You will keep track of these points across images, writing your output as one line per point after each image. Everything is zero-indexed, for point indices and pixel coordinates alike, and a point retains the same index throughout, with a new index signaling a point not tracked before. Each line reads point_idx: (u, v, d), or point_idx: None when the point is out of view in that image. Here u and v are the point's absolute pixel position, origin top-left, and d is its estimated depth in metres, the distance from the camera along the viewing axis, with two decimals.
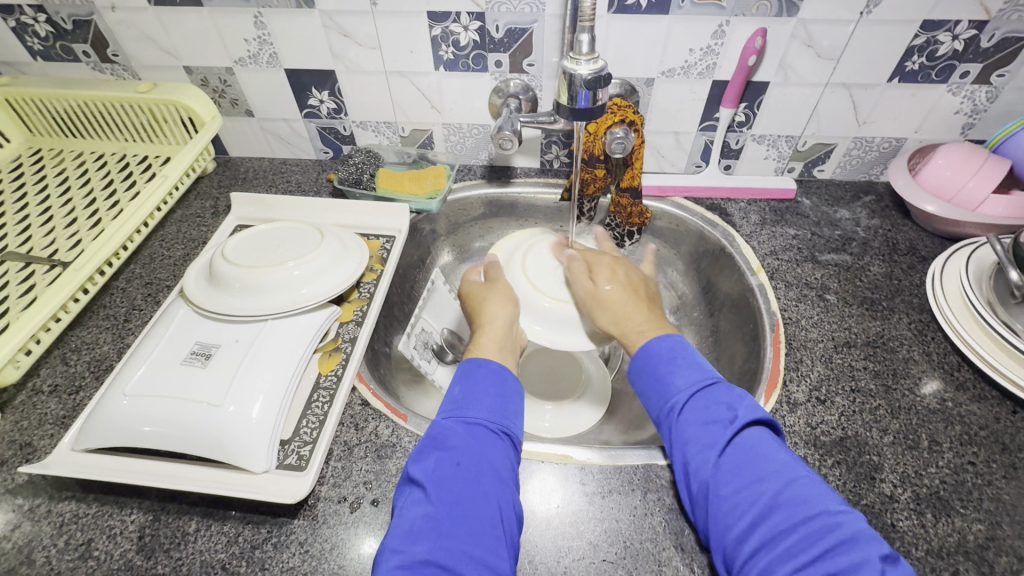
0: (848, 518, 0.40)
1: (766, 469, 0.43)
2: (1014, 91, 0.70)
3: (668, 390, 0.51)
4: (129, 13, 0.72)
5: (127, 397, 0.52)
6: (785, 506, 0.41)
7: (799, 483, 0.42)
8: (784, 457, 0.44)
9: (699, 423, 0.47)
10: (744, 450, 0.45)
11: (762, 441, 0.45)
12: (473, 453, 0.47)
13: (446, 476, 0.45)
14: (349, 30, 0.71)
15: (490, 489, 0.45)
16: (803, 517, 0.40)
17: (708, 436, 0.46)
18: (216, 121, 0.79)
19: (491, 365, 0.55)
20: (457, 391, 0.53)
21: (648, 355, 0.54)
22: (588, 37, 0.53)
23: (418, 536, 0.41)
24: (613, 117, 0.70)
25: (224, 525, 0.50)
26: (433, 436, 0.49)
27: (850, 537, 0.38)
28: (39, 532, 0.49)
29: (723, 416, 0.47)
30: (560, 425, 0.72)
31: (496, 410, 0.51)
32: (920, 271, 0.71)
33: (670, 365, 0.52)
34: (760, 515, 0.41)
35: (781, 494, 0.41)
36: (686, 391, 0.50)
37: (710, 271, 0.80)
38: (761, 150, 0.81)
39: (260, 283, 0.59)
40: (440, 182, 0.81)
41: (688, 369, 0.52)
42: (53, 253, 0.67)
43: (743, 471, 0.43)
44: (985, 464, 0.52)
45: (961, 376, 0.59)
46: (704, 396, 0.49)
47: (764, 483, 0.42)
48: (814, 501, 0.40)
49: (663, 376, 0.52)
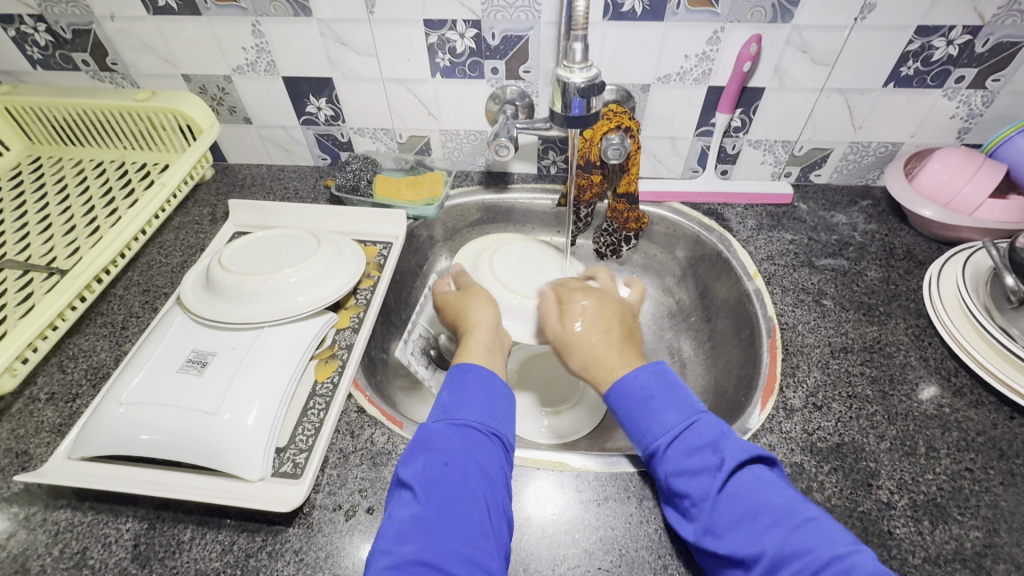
0: (857, 557, 0.39)
1: (765, 516, 0.42)
2: (1010, 96, 0.70)
3: (648, 435, 0.50)
4: (128, 22, 0.73)
5: (123, 405, 0.52)
6: (791, 557, 0.40)
7: (802, 530, 0.41)
8: (783, 498, 0.43)
9: (686, 474, 0.46)
10: (740, 498, 0.44)
11: (755, 486, 0.44)
12: (461, 454, 0.47)
13: (435, 477, 0.45)
14: (346, 39, 0.72)
15: (479, 489, 0.45)
16: (812, 567, 0.39)
17: (699, 487, 0.45)
18: (215, 128, 0.80)
19: (480, 370, 0.54)
20: (446, 393, 0.53)
21: (624, 398, 0.52)
22: (581, 46, 0.53)
23: (407, 537, 0.42)
24: (608, 123, 0.70)
25: (219, 533, 0.49)
26: (421, 437, 0.48)
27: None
28: (34, 540, 0.49)
29: (711, 465, 0.46)
30: (556, 432, 0.73)
31: (485, 411, 0.51)
32: (917, 276, 0.71)
33: (646, 409, 0.51)
34: (767, 571, 0.40)
35: (785, 544, 0.41)
36: (666, 436, 0.48)
37: (707, 276, 0.80)
38: (758, 155, 0.81)
39: (256, 290, 0.60)
40: (437, 189, 0.82)
41: (666, 411, 0.50)
42: (51, 261, 0.67)
43: (744, 523, 0.43)
44: (983, 470, 0.52)
45: (959, 381, 0.59)
46: (689, 442, 0.48)
47: (766, 535, 0.42)
48: (818, 551, 0.40)
49: (642, 423, 0.50)
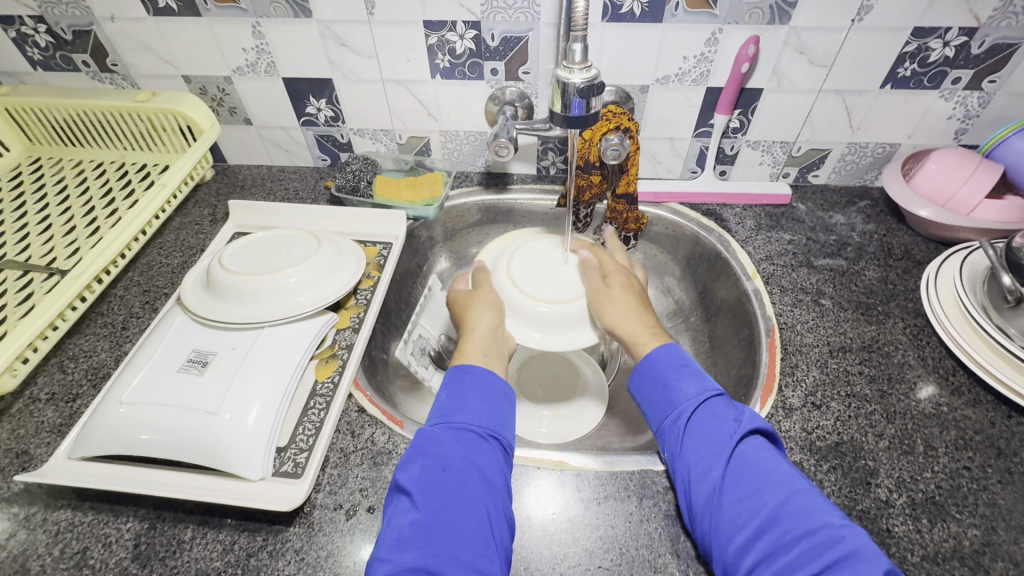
0: (850, 531, 0.40)
1: (768, 480, 0.44)
2: (1006, 97, 0.70)
3: (673, 400, 0.52)
4: (128, 23, 0.73)
5: (123, 405, 0.52)
6: (786, 519, 0.41)
7: (801, 494, 0.42)
8: (784, 468, 0.45)
9: (704, 435, 0.48)
10: (747, 460, 0.46)
11: (764, 454, 0.46)
12: (460, 458, 0.47)
13: (434, 482, 0.45)
14: (347, 40, 0.72)
15: (478, 494, 0.45)
16: (805, 530, 0.40)
17: (714, 445, 0.47)
18: (215, 129, 0.80)
19: (477, 370, 0.55)
20: (444, 395, 0.53)
21: (654, 365, 0.55)
22: (580, 46, 0.54)
23: (406, 544, 0.42)
24: (608, 124, 0.71)
25: (220, 532, 0.49)
26: (420, 442, 0.49)
27: (850, 551, 0.39)
28: (34, 541, 0.49)
29: (728, 426, 0.48)
30: (557, 432, 0.72)
31: (483, 414, 0.51)
32: (915, 276, 0.71)
33: (677, 375, 0.53)
34: (762, 526, 0.42)
35: (783, 505, 0.42)
36: (693, 400, 0.51)
37: (706, 276, 0.80)
38: (756, 156, 0.82)
39: (256, 290, 0.60)
40: (437, 189, 0.82)
41: (694, 380, 0.52)
42: (51, 262, 0.67)
43: (746, 482, 0.44)
44: (981, 468, 0.52)
45: (956, 380, 0.59)
46: (711, 407, 0.50)
47: (767, 493, 0.43)
48: (815, 516, 0.41)
49: (668, 387, 0.53)
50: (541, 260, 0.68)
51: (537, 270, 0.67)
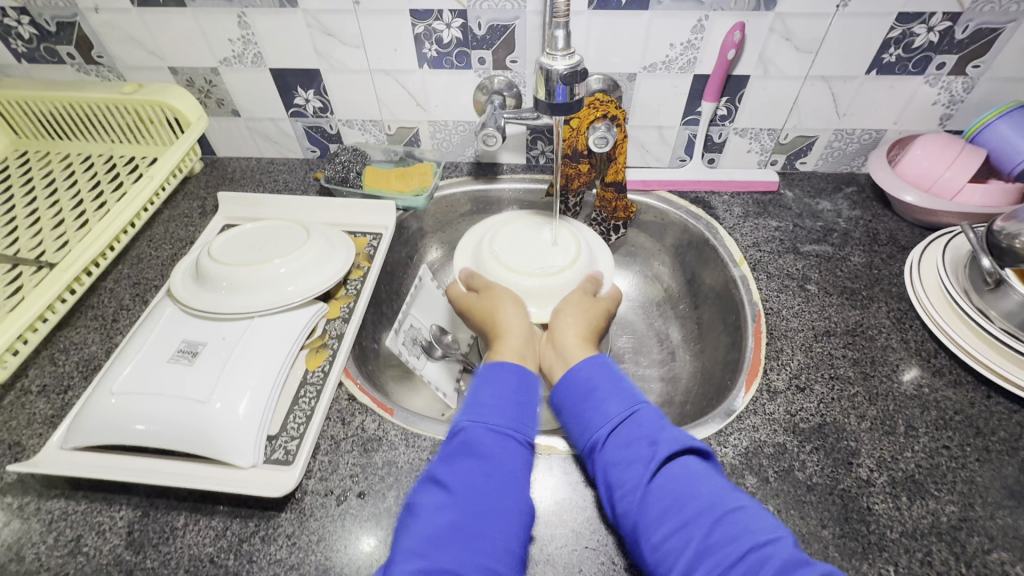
0: (775, 548, 0.39)
1: (692, 507, 0.42)
2: (990, 82, 0.71)
3: (590, 427, 0.49)
4: (113, 14, 0.73)
5: (114, 395, 0.52)
6: (717, 549, 0.40)
7: (724, 521, 0.41)
8: (710, 489, 0.43)
9: (621, 464, 0.46)
10: (666, 488, 0.44)
11: (683, 475, 0.44)
12: (503, 463, 0.46)
13: (477, 485, 0.45)
14: (333, 29, 0.72)
15: (509, 500, 0.45)
16: (737, 555, 0.39)
17: (631, 477, 0.45)
18: (202, 121, 0.79)
19: (516, 368, 0.53)
20: (484, 392, 0.51)
21: (570, 389, 0.52)
22: (563, 33, 0.54)
23: (437, 547, 0.41)
24: (595, 112, 0.71)
25: (212, 519, 0.50)
26: (463, 443, 0.48)
27: (779, 568, 0.37)
28: (28, 529, 0.50)
29: (642, 452, 0.46)
30: (549, 420, 0.73)
31: (519, 418, 0.50)
32: (899, 261, 0.72)
33: (591, 399, 0.50)
34: (691, 563, 0.40)
35: (711, 536, 0.41)
36: (606, 426, 0.48)
37: (694, 263, 0.81)
38: (744, 143, 0.82)
39: (246, 280, 0.60)
40: (426, 180, 0.82)
41: (610, 400, 0.50)
42: (40, 255, 0.67)
43: (671, 514, 0.42)
44: (960, 447, 0.53)
45: (938, 362, 0.60)
46: (627, 431, 0.47)
47: (692, 526, 0.41)
48: (743, 539, 0.40)
49: (584, 412, 0.50)
50: (519, 244, 0.70)
51: (520, 250, 0.69)
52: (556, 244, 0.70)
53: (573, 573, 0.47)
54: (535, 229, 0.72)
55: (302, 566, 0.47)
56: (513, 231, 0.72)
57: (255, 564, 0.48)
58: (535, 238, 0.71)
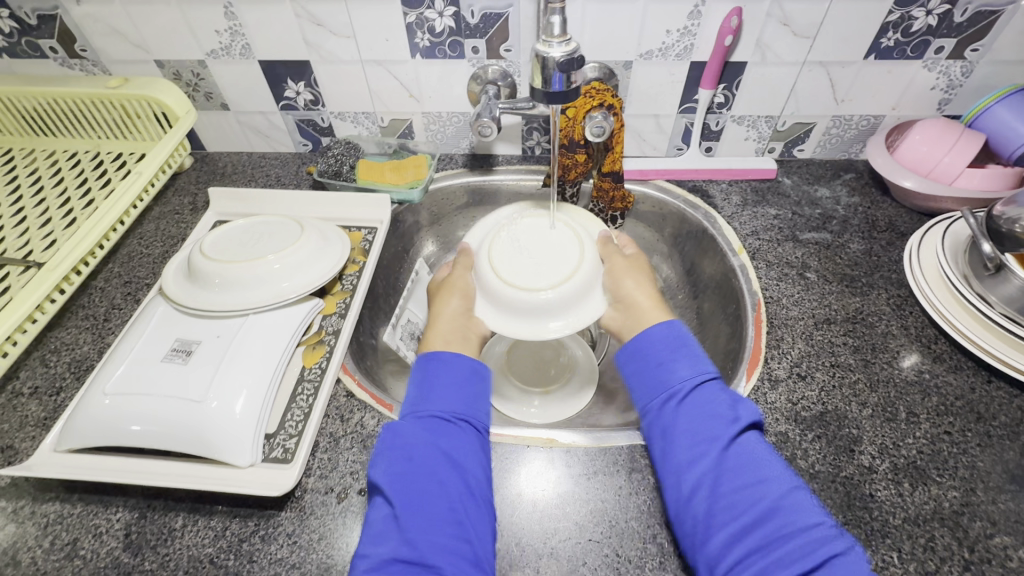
0: (838, 529, 0.41)
1: (768, 473, 0.44)
2: (989, 66, 0.70)
3: (671, 381, 0.50)
4: (95, 6, 0.71)
5: (108, 396, 0.52)
6: (784, 512, 0.41)
7: (798, 491, 0.43)
8: (778, 463, 0.45)
9: (701, 419, 0.47)
10: (743, 451, 0.45)
11: (759, 445, 0.46)
12: (426, 447, 0.47)
13: (402, 475, 0.45)
14: (323, 19, 0.70)
15: (449, 479, 0.45)
16: (803, 525, 0.41)
17: (710, 431, 0.46)
18: (191, 115, 0.78)
19: (447, 355, 0.54)
20: (413, 389, 0.52)
21: (650, 347, 0.53)
22: (558, 20, 0.53)
23: (381, 537, 0.42)
24: (591, 101, 0.70)
25: (211, 519, 0.50)
26: (388, 435, 0.48)
27: (839, 547, 0.39)
28: (23, 533, 0.49)
29: (725, 414, 0.47)
30: (549, 411, 0.72)
31: (450, 399, 0.51)
32: (898, 247, 0.72)
33: (672, 356, 0.52)
34: (757, 519, 0.41)
35: (781, 499, 0.42)
36: (691, 383, 0.49)
37: (693, 253, 0.80)
38: (741, 131, 0.82)
39: (240, 278, 0.59)
40: (421, 172, 0.80)
41: (691, 362, 0.51)
42: (28, 254, 0.65)
43: (745, 472, 0.44)
44: (961, 432, 0.53)
45: (938, 348, 0.60)
46: (708, 391, 0.49)
47: (765, 487, 0.43)
48: (809, 513, 0.42)
49: (664, 369, 0.51)
50: (513, 250, 0.65)
51: (517, 257, 0.64)
52: (553, 239, 0.66)
53: (576, 566, 0.46)
54: (524, 231, 0.67)
55: (304, 565, 0.47)
56: (504, 242, 0.66)
57: (256, 563, 0.47)
58: (526, 239, 0.66)
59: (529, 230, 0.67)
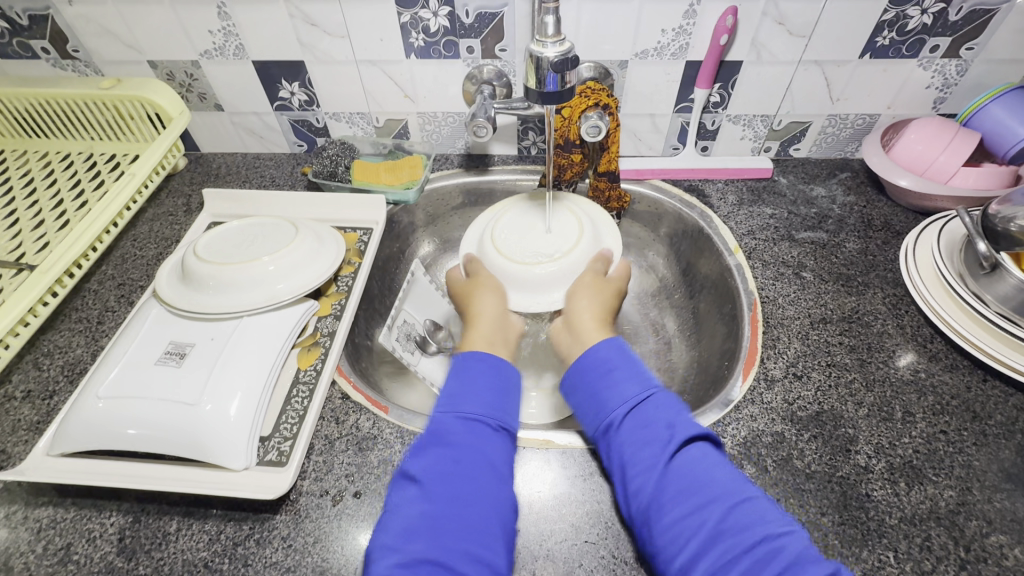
0: (790, 538, 0.40)
1: (707, 494, 0.42)
2: (983, 65, 0.70)
3: (606, 406, 0.49)
4: (87, 7, 0.70)
5: (101, 400, 0.51)
6: (729, 532, 0.40)
7: (740, 508, 0.41)
8: (725, 476, 0.44)
9: (637, 443, 0.46)
10: (683, 472, 0.44)
11: (701, 460, 0.45)
12: (473, 450, 0.46)
13: (444, 474, 0.45)
14: (317, 20, 0.70)
15: (487, 484, 0.45)
16: (746, 545, 0.39)
17: (648, 456, 0.45)
18: (185, 116, 0.77)
19: (489, 356, 0.54)
20: (452, 384, 0.52)
21: (589, 367, 0.52)
22: (552, 19, 0.53)
23: (414, 535, 0.41)
24: (587, 101, 0.70)
25: (206, 523, 0.49)
26: (433, 431, 0.48)
27: (788, 562, 0.38)
28: (16, 538, 0.49)
29: (661, 435, 0.46)
30: (546, 411, 0.72)
31: (492, 404, 0.50)
32: (894, 246, 0.72)
33: (607, 379, 0.51)
34: (705, 542, 0.40)
35: (724, 521, 0.41)
36: (623, 407, 0.48)
37: (689, 253, 0.80)
38: (737, 130, 0.81)
39: (234, 280, 0.58)
40: (416, 172, 0.80)
41: (626, 381, 0.50)
42: (20, 257, 0.65)
43: (687, 496, 0.43)
44: (957, 432, 0.53)
45: (934, 347, 0.60)
46: (642, 412, 0.48)
47: (708, 509, 0.42)
48: (756, 527, 0.40)
49: (600, 392, 0.50)
50: (514, 238, 0.68)
51: (519, 244, 0.67)
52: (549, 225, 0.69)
53: (573, 567, 0.46)
54: (517, 223, 0.70)
55: (299, 568, 0.47)
56: (504, 235, 0.69)
57: (250, 567, 0.47)
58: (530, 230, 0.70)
59: (523, 223, 0.70)
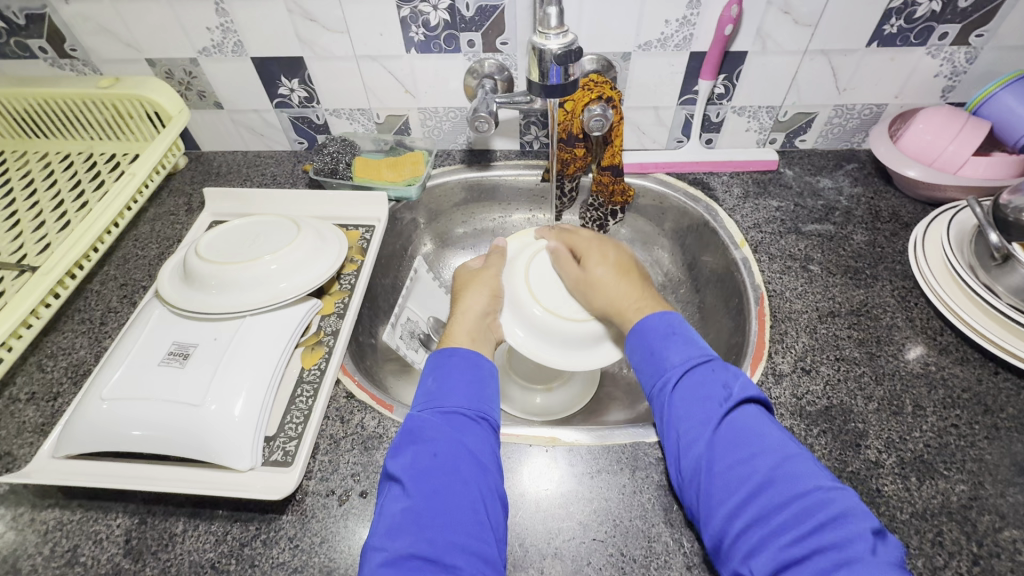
0: (840, 493, 0.40)
1: (760, 445, 0.43)
2: (993, 52, 0.69)
3: (663, 366, 0.51)
4: (84, 5, 0.70)
5: (105, 402, 0.51)
6: (779, 482, 0.41)
7: (794, 459, 0.42)
8: (777, 434, 0.44)
9: (694, 399, 0.47)
10: (738, 427, 0.45)
11: (755, 418, 0.45)
12: (450, 443, 0.46)
13: (424, 469, 0.44)
14: (316, 15, 0.69)
15: (468, 474, 0.45)
16: (797, 493, 0.40)
17: (703, 412, 0.46)
18: (184, 115, 0.77)
19: (462, 353, 0.54)
20: (430, 381, 0.52)
21: (644, 333, 0.54)
22: (555, 10, 0.52)
23: (399, 532, 0.41)
24: (590, 94, 0.69)
25: (212, 524, 0.49)
26: (409, 429, 0.48)
27: (837, 513, 0.38)
28: (23, 541, 0.49)
29: (718, 394, 0.47)
30: (551, 405, 0.74)
31: (472, 396, 0.50)
32: (902, 238, 0.71)
33: (666, 341, 0.52)
34: (753, 491, 0.41)
35: (776, 469, 0.42)
36: (681, 366, 0.50)
37: (694, 247, 0.80)
38: (742, 122, 0.80)
39: (236, 279, 0.58)
40: (418, 169, 0.79)
41: (682, 345, 0.52)
42: (21, 258, 0.65)
43: (739, 447, 0.43)
44: (969, 425, 0.52)
45: (944, 340, 0.60)
46: (699, 372, 0.49)
47: (758, 460, 0.42)
48: (805, 480, 0.41)
49: (658, 353, 0.52)
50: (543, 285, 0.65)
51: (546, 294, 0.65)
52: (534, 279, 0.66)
53: (581, 566, 0.46)
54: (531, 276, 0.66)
55: (306, 568, 0.47)
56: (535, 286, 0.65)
57: (258, 569, 0.47)
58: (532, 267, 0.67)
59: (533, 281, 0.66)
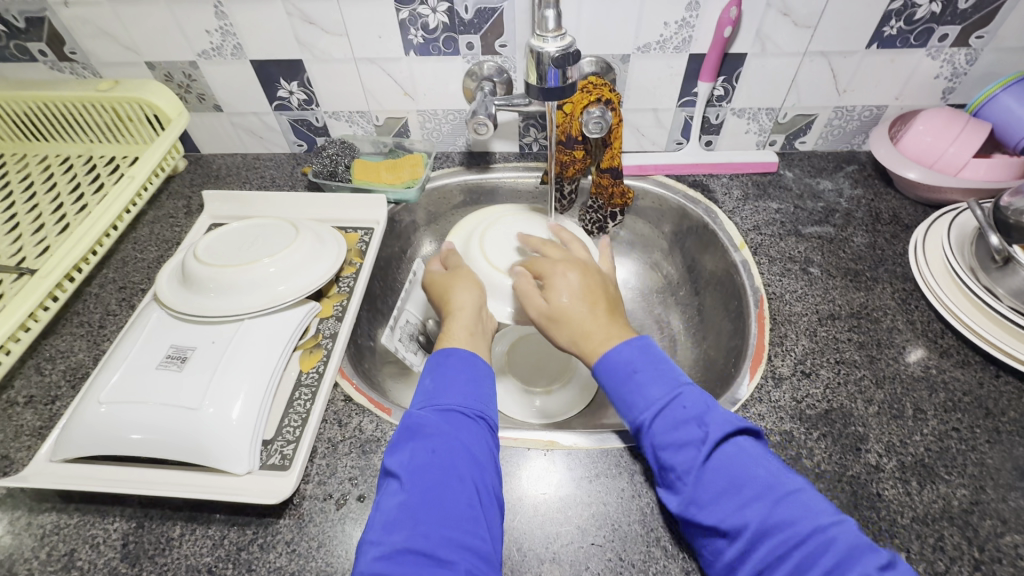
0: (840, 530, 0.39)
1: (748, 491, 0.42)
2: (993, 53, 0.69)
3: (633, 409, 0.48)
4: (83, 8, 0.70)
5: (102, 405, 0.51)
6: (774, 530, 0.40)
7: (784, 502, 0.41)
8: (765, 471, 0.43)
9: (672, 447, 0.45)
10: (723, 473, 0.43)
11: (738, 457, 0.44)
12: (447, 439, 0.46)
13: (421, 466, 0.44)
14: (315, 18, 0.69)
15: (465, 471, 0.44)
16: (796, 540, 0.39)
17: (682, 462, 0.44)
18: (183, 117, 0.77)
19: (460, 352, 0.54)
20: (429, 379, 0.52)
21: (611, 372, 0.51)
22: (553, 13, 0.52)
23: (395, 526, 0.41)
24: (589, 96, 0.68)
25: (209, 528, 0.49)
26: (407, 426, 0.47)
27: (841, 554, 0.38)
28: (20, 545, 0.49)
29: (694, 440, 0.45)
30: (547, 411, 0.73)
31: (471, 394, 0.50)
32: (902, 240, 0.70)
33: (630, 382, 0.49)
34: (750, 541, 0.40)
35: (769, 516, 0.41)
36: (651, 411, 0.47)
37: (694, 249, 0.79)
38: (742, 123, 0.80)
39: (234, 282, 0.58)
40: (417, 171, 0.79)
41: (651, 384, 0.49)
42: (20, 261, 0.65)
43: (726, 496, 0.42)
44: (969, 429, 0.52)
45: (945, 343, 0.59)
46: (673, 414, 0.47)
47: (750, 509, 0.41)
48: (802, 522, 0.40)
49: (627, 395, 0.49)
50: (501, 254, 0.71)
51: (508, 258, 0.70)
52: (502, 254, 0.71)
53: (579, 570, 0.46)
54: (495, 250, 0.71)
55: (303, 572, 0.46)
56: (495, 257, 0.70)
57: (254, 573, 0.46)
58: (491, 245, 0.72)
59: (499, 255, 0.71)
